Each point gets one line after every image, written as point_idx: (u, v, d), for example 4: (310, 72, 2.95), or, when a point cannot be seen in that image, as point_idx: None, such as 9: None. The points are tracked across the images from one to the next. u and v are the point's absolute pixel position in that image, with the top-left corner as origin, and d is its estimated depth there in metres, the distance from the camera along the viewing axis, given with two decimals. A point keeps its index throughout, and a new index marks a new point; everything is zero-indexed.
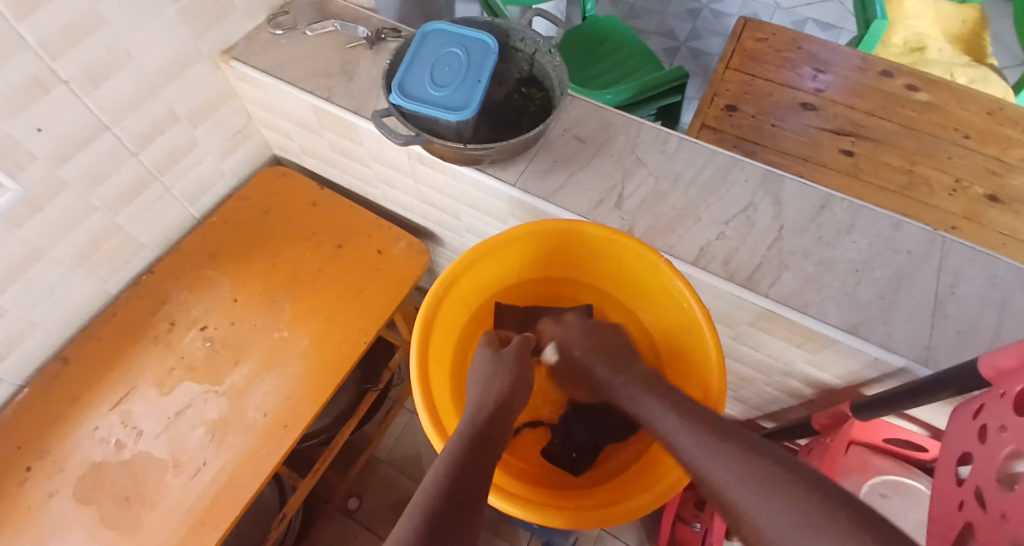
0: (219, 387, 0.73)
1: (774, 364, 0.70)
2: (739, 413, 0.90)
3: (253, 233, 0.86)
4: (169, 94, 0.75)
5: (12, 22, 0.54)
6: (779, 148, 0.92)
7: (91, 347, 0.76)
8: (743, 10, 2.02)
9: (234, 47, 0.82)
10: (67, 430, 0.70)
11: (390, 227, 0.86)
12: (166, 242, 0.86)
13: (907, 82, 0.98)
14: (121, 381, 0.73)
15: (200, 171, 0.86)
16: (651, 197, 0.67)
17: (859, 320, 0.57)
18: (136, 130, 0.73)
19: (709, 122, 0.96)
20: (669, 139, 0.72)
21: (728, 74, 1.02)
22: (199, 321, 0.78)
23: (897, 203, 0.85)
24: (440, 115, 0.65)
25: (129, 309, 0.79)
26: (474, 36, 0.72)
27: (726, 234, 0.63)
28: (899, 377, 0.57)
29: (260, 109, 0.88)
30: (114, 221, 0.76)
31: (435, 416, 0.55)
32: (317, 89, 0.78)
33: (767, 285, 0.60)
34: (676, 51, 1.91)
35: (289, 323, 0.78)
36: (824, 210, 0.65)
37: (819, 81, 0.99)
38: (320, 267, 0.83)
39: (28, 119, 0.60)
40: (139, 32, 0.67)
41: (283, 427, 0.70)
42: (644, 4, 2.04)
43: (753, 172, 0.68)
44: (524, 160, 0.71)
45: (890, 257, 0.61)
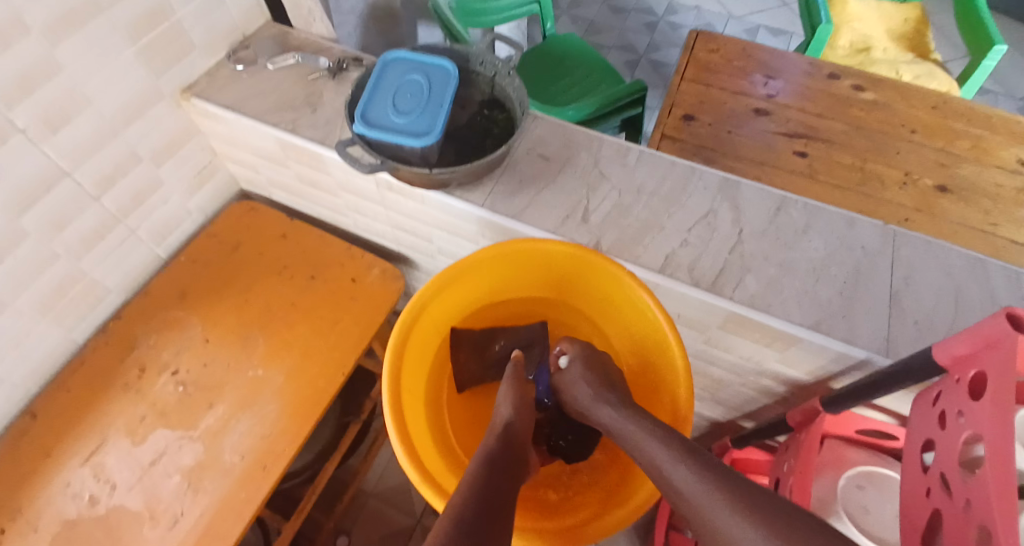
0: (194, 431, 0.72)
1: (747, 365, 0.71)
2: (719, 415, 0.91)
3: (222, 269, 0.85)
4: (130, 136, 0.75)
5: None
6: (737, 154, 0.95)
7: (60, 400, 0.74)
8: (699, 21, 2.09)
9: (194, 84, 0.81)
10: (37, 488, 0.68)
11: (362, 254, 0.86)
12: (133, 285, 0.84)
13: (854, 83, 1.03)
14: (91, 432, 0.72)
15: (165, 210, 0.85)
16: (615, 210, 0.69)
17: (821, 317, 0.59)
18: (97, 175, 0.72)
19: (668, 132, 0.98)
20: (630, 152, 0.74)
21: (684, 85, 1.05)
22: (170, 365, 0.77)
23: (852, 200, 0.88)
24: (405, 141, 0.66)
25: (98, 357, 0.77)
26: (434, 63, 0.73)
27: (689, 242, 0.65)
28: (864, 370, 0.59)
29: (224, 144, 0.87)
30: (79, 268, 0.74)
31: (409, 445, 0.55)
32: (280, 122, 0.78)
33: (732, 288, 0.61)
34: (637, 63, 1.96)
35: (264, 359, 0.77)
36: (782, 212, 0.67)
37: (771, 87, 1.03)
38: (293, 299, 0.82)
39: None
40: (96, 78, 0.67)
41: (262, 468, 0.69)
42: (604, 20, 2.10)
43: (711, 180, 0.70)
44: (490, 181, 0.72)
45: (846, 254, 0.64)
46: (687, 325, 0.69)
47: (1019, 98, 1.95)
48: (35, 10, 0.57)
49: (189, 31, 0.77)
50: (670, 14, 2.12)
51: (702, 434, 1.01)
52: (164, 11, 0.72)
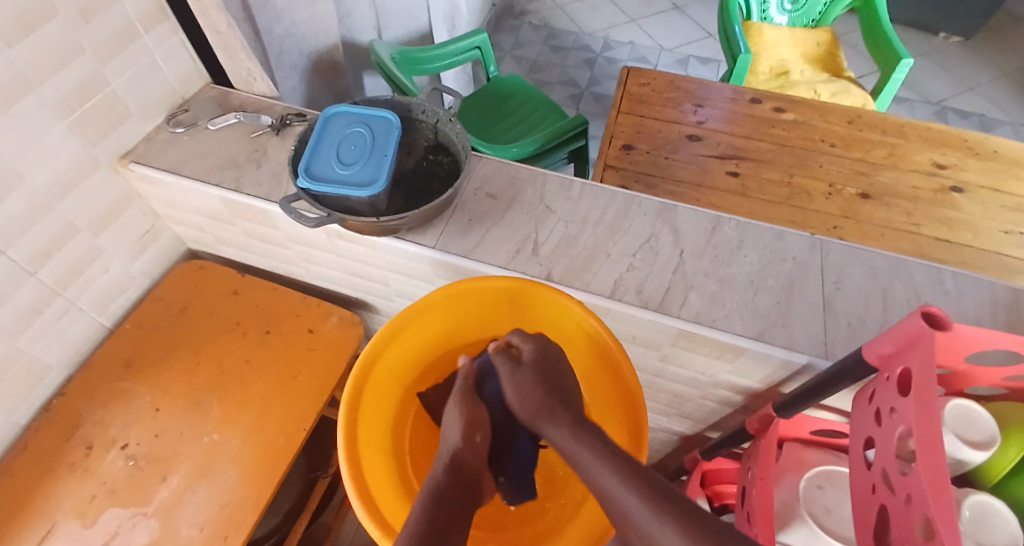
0: (147, 507, 0.69)
1: (704, 379, 0.73)
2: (686, 431, 0.93)
3: (171, 333, 0.83)
4: (66, 208, 0.73)
5: None
6: (675, 178, 0.99)
7: (0, 489, 0.69)
8: (634, 54, 2.21)
9: (133, 149, 0.81)
10: None
11: (318, 304, 0.86)
12: (77, 358, 0.81)
13: (774, 105, 1.10)
14: (36, 520, 0.67)
15: (108, 278, 0.82)
16: (562, 241, 0.71)
17: (763, 327, 0.62)
18: (33, 249, 0.70)
19: (610, 162, 1.03)
20: (572, 185, 0.77)
21: (621, 117, 1.11)
22: (119, 440, 0.73)
23: (784, 214, 0.94)
24: (351, 192, 0.67)
25: (41, 439, 0.73)
26: (375, 114, 0.75)
27: (635, 265, 0.68)
28: (808, 374, 0.62)
29: (168, 206, 0.86)
30: (16, 346, 0.71)
31: (369, 500, 0.55)
32: (224, 181, 0.78)
33: (678, 306, 0.64)
34: (581, 97, 2.04)
35: (219, 424, 0.75)
36: (717, 230, 0.71)
37: (700, 114, 1.10)
38: (248, 358, 0.80)
39: None
40: (27, 152, 0.66)
41: (222, 539, 0.66)
42: (545, 58, 2.19)
43: (650, 205, 0.74)
44: (440, 223, 0.73)
45: (780, 265, 0.67)
46: (642, 345, 0.71)
47: (933, 104, 2.12)
48: None
49: (125, 99, 0.77)
50: (606, 49, 2.23)
51: (673, 451, 1.02)
52: (95, 83, 0.72)
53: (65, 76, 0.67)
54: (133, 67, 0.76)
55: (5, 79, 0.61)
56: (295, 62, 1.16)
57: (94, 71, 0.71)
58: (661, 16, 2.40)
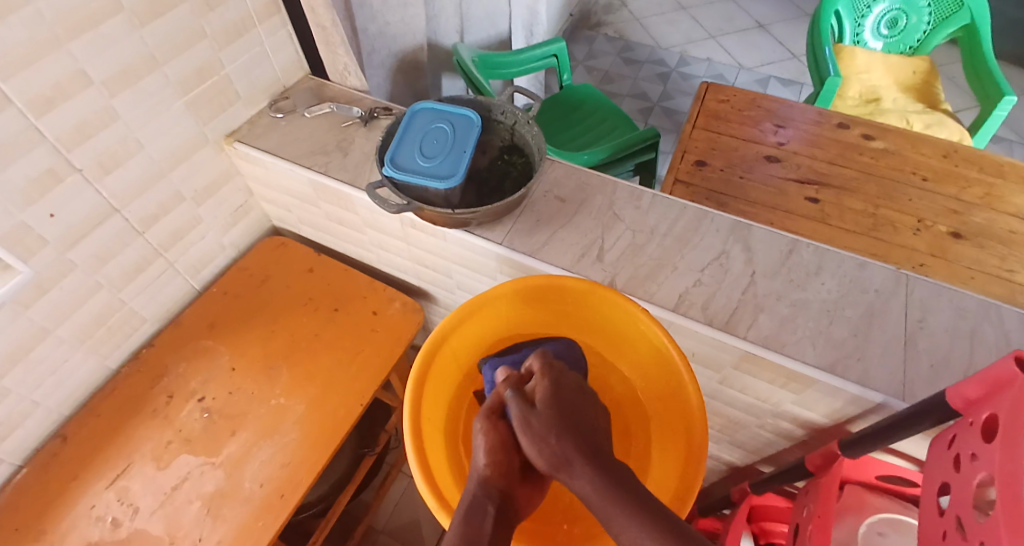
0: (216, 458, 0.74)
1: (763, 407, 0.71)
2: (737, 459, 0.90)
3: (251, 301, 0.89)
4: (175, 178, 0.80)
5: (32, 120, 0.60)
6: (749, 199, 0.97)
7: (91, 425, 0.76)
8: (710, 71, 2.17)
9: (237, 130, 0.88)
10: (63, 511, 0.70)
11: (384, 288, 0.90)
12: (167, 315, 0.88)
13: (863, 132, 1.06)
14: (118, 457, 0.74)
15: (202, 245, 0.90)
16: (629, 249, 0.71)
17: (836, 358, 0.60)
18: (143, 212, 0.77)
19: (680, 176, 1.02)
20: (643, 195, 0.77)
21: (696, 132, 1.09)
22: (197, 393, 0.79)
23: (864, 244, 0.90)
24: (430, 183, 0.70)
25: (129, 384, 0.80)
26: (458, 112, 0.78)
27: (702, 281, 0.67)
28: (880, 411, 0.59)
29: (261, 185, 0.93)
30: (119, 298, 0.79)
31: (428, 474, 0.57)
32: (314, 165, 0.83)
33: (745, 328, 0.63)
34: (651, 110, 2.03)
35: (287, 389, 0.79)
36: (793, 254, 0.69)
37: (781, 135, 1.07)
38: (318, 331, 0.85)
39: (42, 206, 0.64)
40: (150, 124, 0.73)
41: (279, 497, 0.71)
42: (618, 70, 2.19)
43: (723, 223, 0.73)
44: (509, 221, 0.75)
45: (859, 295, 0.65)
46: (702, 364, 0.70)
47: None
48: (98, 65, 0.64)
49: (235, 83, 0.84)
50: (681, 65, 2.20)
51: (720, 479, 0.99)
52: (212, 67, 0.79)
53: (187, 58, 0.74)
54: (245, 55, 0.83)
55: (137, 57, 0.68)
56: (383, 60, 1.22)
57: (212, 56, 0.78)
58: (742, 34, 2.34)
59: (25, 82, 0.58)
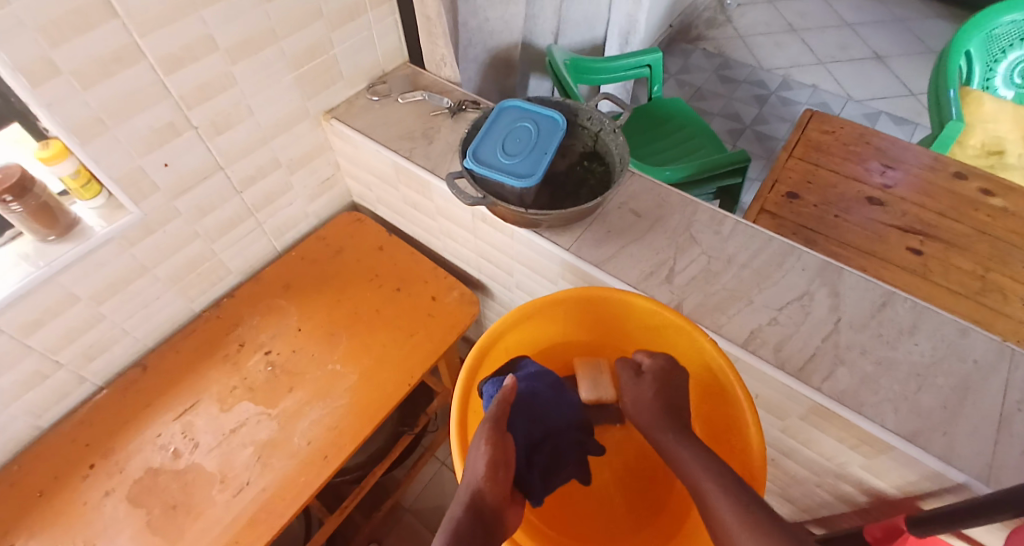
0: (273, 410, 0.78)
1: (825, 464, 0.66)
2: (784, 513, 0.84)
3: (324, 269, 0.93)
4: (275, 145, 0.85)
5: (161, 76, 0.65)
6: (840, 240, 0.91)
7: (168, 360, 0.83)
8: (813, 99, 2.05)
9: (336, 108, 0.92)
10: (134, 433, 0.76)
11: (446, 276, 0.91)
12: (248, 270, 0.94)
13: (981, 185, 0.96)
14: (188, 394, 0.80)
15: (289, 211, 0.95)
16: (702, 275, 0.68)
17: (919, 428, 0.54)
18: (243, 173, 0.83)
19: (767, 207, 0.97)
20: (724, 221, 0.74)
21: (791, 162, 1.04)
22: (265, 346, 0.84)
23: (965, 308, 0.82)
24: (508, 181, 0.70)
25: (207, 328, 0.86)
26: (545, 114, 0.78)
27: (778, 320, 0.63)
28: (960, 492, 0.53)
29: (348, 160, 0.97)
30: (211, 248, 0.85)
31: (466, 464, 0.57)
32: (400, 149, 0.86)
33: (820, 378, 0.58)
34: (741, 133, 1.94)
35: (344, 357, 0.83)
36: (885, 307, 0.64)
37: (886, 176, 0.99)
38: (378, 307, 0.88)
39: (158, 156, 0.70)
40: (261, 92, 0.78)
41: (323, 458, 0.73)
42: (711, 88, 2.12)
43: (810, 262, 0.68)
44: (579, 228, 0.74)
45: (955, 363, 0.59)
46: (764, 407, 0.66)
47: None
48: (225, 33, 0.69)
49: (341, 63, 0.88)
50: (782, 89, 2.10)
51: None
52: (323, 46, 0.83)
53: (305, 34, 0.79)
54: (355, 37, 0.87)
55: (260, 30, 0.73)
56: (478, 53, 1.23)
57: (324, 36, 0.82)
58: (854, 63, 2.20)
59: (158, 41, 0.63)
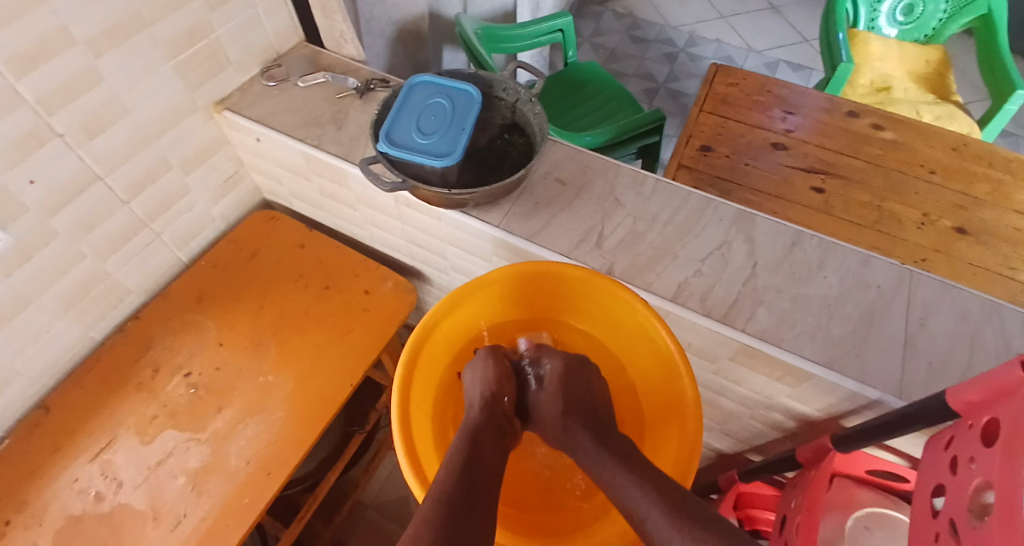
0: (202, 433, 0.73)
1: (757, 399, 0.70)
2: (726, 449, 0.90)
3: (241, 276, 0.87)
4: (161, 145, 0.78)
5: (11, 80, 0.57)
6: (752, 187, 0.95)
7: (74, 396, 0.75)
8: (719, 53, 2.12)
9: (228, 97, 0.85)
10: (44, 482, 0.69)
11: (376, 267, 0.88)
12: (153, 287, 0.86)
13: (873, 122, 1.03)
14: (103, 429, 0.73)
15: (190, 217, 0.87)
16: (628, 236, 0.69)
17: (835, 355, 0.58)
18: (128, 180, 0.75)
19: (684, 162, 0.99)
20: (645, 181, 0.75)
21: (702, 117, 1.06)
22: (184, 367, 0.78)
23: (869, 238, 0.88)
24: (427, 161, 0.68)
25: (114, 355, 0.79)
26: (458, 88, 0.75)
27: (702, 271, 0.65)
28: (875, 409, 0.58)
29: (251, 155, 0.90)
30: (103, 268, 0.76)
31: (414, 459, 0.56)
32: (307, 137, 0.81)
33: (744, 321, 0.61)
34: (656, 92, 1.98)
35: (275, 366, 0.78)
36: (796, 247, 0.67)
37: (789, 122, 1.04)
38: (308, 308, 0.84)
39: (21, 171, 0.62)
40: (136, 88, 0.70)
41: (266, 474, 0.70)
42: (624, 48, 2.14)
43: (726, 212, 0.71)
44: (506, 203, 0.73)
45: (862, 291, 0.63)
46: (698, 356, 0.69)
47: None
48: (81, 24, 0.61)
49: (226, 48, 0.81)
50: (689, 45, 2.15)
51: (707, 467, 0.99)
52: (203, 30, 0.75)
53: (176, 19, 0.71)
54: (237, 18, 0.80)
55: (123, 18, 0.65)
56: (382, 28, 1.17)
57: (201, 19, 0.74)
58: (754, 15, 2.28)
59: (3, 39, 0.54)
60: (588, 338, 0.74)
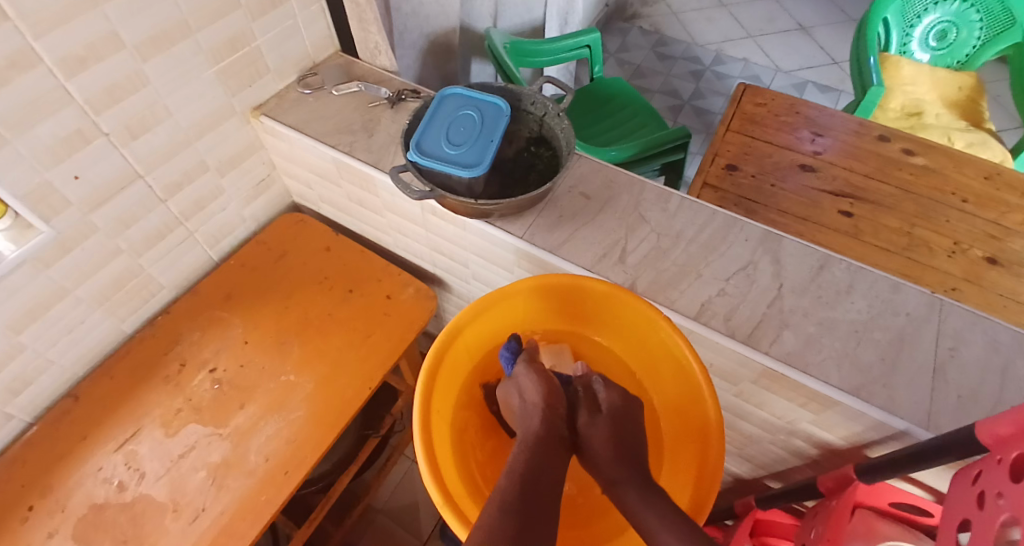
0: (224, 429, 0.74)
1: (778, 424, 0.69)
2: (744, 473, 0.88)
3: (268, 277, 0.89)
4: (200, 147, 0.80)
5: (61, 80, 0.59)
6: (779, 208, 0.94)
7: (103, 387, 0.77)
8: (745, 72, 2.11)
9: (265, 103, 0.87)
10: (71, 469, 0.71)
11: (399, 273, 0.89)
12: (184, 283, 0.89)
13: (904, 147, 1.02)
14: (129, 420, 0.75)
15: (222, 217, 0.90)
16: (652, 252, 0.69)
17: (861, 382, 0.57)
18: (166, 180, 0.77)
19: (709, 180, 0.99)
20: (670, 198, 0.75)
21: (728, 136, 1.06)
22: (209, 363, 0.80)
23: (898, 264, 0.87)
24: (454, 171, 0.69)
25: (144, 348, 0.81)
26: (487, 100, 0.76)
27: (726, 291, 0.65)
28: (902, 440, 0.57)
29: (284, 159, 0.92)
30: (138, 263, 0.79)
31: (434, 466, 0.56)
32: (339, 144, 0.82)
33: (768, 342, 0.61)
34: (681, 109, 1.98)
35: (297, 366, 0.80)
36: (823, 270, 0.66)
37: (817, 144, 1.03)
38: (331, 311, 0.85)
39: (67, 167, 0.64)
40: (178, 93, 0.73)
41: (283, 473, 0.71)
42: (650, 65, 2.15)
43: (752, 232, 0.71)
44: (531, 215, 0.74)
45: (890, 318, 0.62)
46: (719, 376, 0.69)
47: None
48: (131, 29, 0.63)
49: (265, 56, 0.83)
50: (716, 64, 2.15)
51: (723, 491, 0.98)
52: (244, 38, 0.78)
53: (220, 26, 0.74)
54: (278, 27, 0.82)
55: (169, 24, 0.67)
56: (414, 40, 1.20)
57: (243, 27, 0.77)
58: (782, 35, 2.28)
59: (57, 41, 0.57)
60: (608, 354, 0.74)
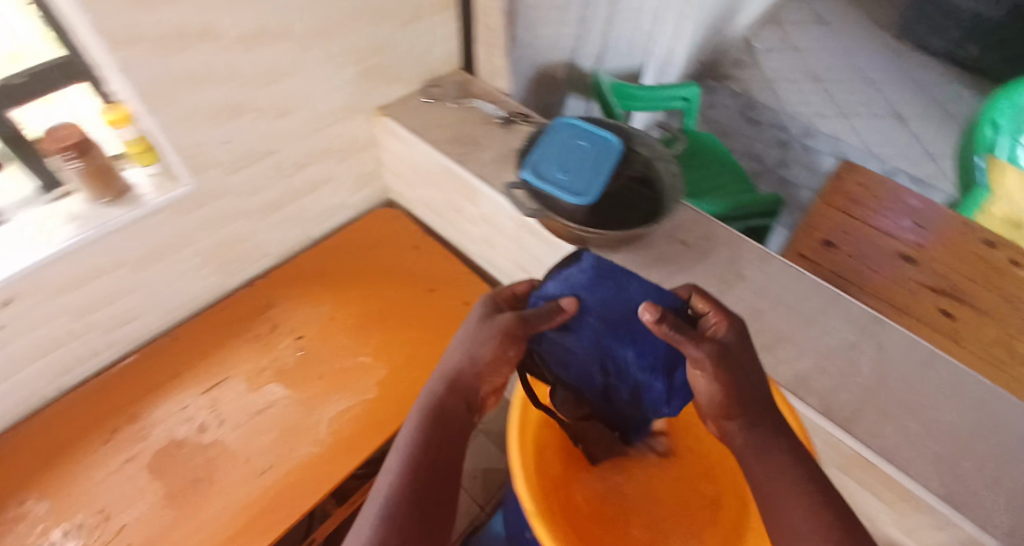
0: (300, 395, 0.78)
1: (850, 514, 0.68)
2: None
3: (360, 263, 0.94)
4: (329, 133, 0.87)
5: (237, 55, 0.67)
6: (872, 290, 0.94)
7: (200, 332, 0.83)
8: (833, 149, 2.09)
9: (390, 104, 0.94)
10: (159, 402, 0.76)
11: (480, 283, 0.93)
12: (284, 253, 0.95)
13: (1009, 256, 0.98)
14: (217, 368, 0.80)
15: (330, 200, 0.96)
16: (748, 313, 0.70)
17: (954, 489, 0.56)
18: (295, 157, 0.84)
19: (803, 250, 1.00)
20: (771, 261, 0.75)
21: (826, 210, 1.07)
22: (296, 331, 0.85)
23: (997, 374, 0.83)
24: (564, 196, 0.72)
25: (241, 305, 0.87)
26: (600, 133, 0.79)
27: (818, 367, 0.65)
28: None
29: (394, 158, 0.98)
30: (253, 228, 0.85)
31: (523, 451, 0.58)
32: (451, 152, 0.87)
33: (858, 428, 0.60)
34: (762, 174, 1.98)
35: (373, 351, 0.84)
36: (921, 364, 0.65)
37: (919, 234, 1.02)
38: (411, 306, 0.89)
39: (221, 132, 0.71)
40: (324, 82, 0.80)
41: (348, 449, 0.74)
42: (737, 126, 2.16)
43: (849, 312, 0.70)
44: (626, 253, 0.75)
45: (989, 428, 0.60)
46: None
47: None
48: (300, 21, 0.71)
49: (400, 63, 0.90)
50: (804, 135, 2.14)
51: None
52: (388, 43, 0.85)
53: (372, 30, 0.80)
54: (417, 38, 0.89)
55: (332, 22, 0.74)
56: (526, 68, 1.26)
57: (389, 34, 0.84)
58: (876, 119, 2.25)
59: (241, 21, 0.64)
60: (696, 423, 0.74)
